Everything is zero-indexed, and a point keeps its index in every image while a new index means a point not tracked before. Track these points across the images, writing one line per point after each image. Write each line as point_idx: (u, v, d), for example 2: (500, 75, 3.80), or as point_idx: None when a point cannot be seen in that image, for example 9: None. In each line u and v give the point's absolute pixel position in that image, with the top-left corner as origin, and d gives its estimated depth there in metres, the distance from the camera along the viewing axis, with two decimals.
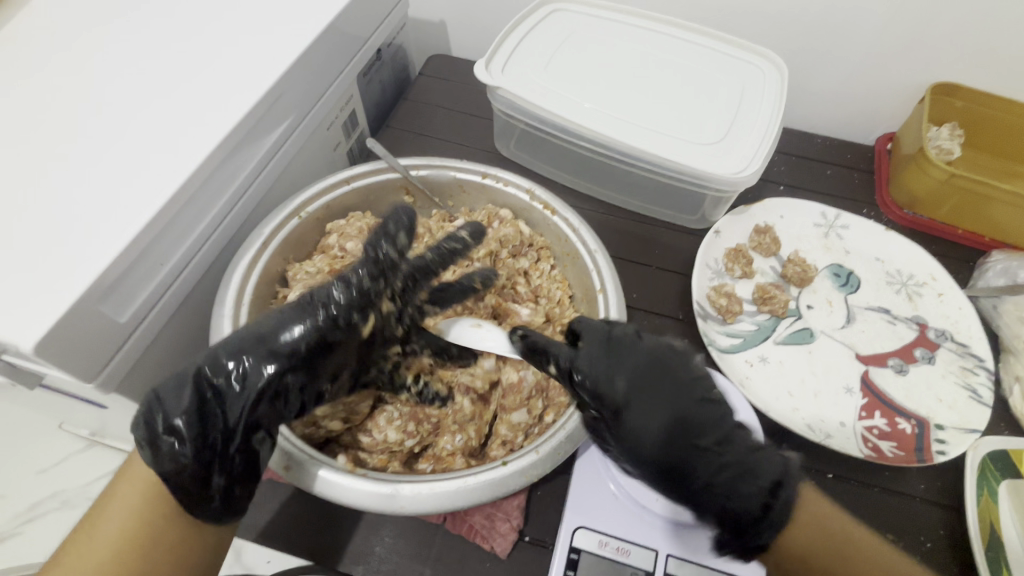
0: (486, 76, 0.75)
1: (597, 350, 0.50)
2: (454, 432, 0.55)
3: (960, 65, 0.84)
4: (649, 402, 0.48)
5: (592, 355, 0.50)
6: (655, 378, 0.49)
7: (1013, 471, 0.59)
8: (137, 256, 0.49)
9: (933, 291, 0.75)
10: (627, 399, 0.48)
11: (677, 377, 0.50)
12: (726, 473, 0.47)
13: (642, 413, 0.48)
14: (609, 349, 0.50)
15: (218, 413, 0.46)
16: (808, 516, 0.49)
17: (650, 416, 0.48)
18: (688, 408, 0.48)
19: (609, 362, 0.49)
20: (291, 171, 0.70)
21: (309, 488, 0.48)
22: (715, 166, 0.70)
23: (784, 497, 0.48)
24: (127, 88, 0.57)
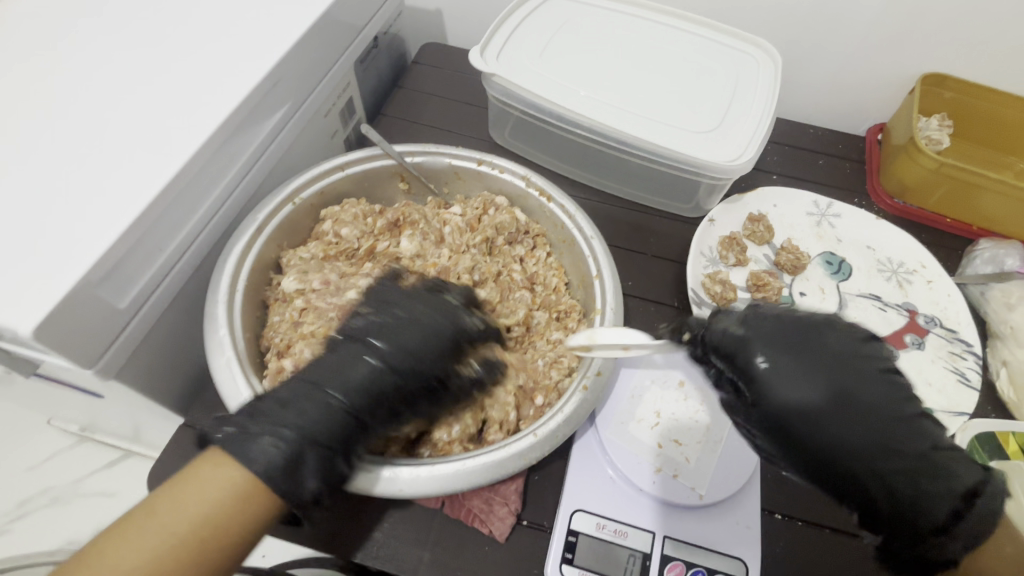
0: (480, 63, 0.75)
1: (793, 337, 0.48)
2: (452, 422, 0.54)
3: (950, 55, 0.85)
4: (859, 425, 0.45)
5: (784, 369, 0.47)
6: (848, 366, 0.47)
7: (1001, 454, 0.60)
8: (137, 241, 0.49)
9: (923, 278, 0.76)
10: (856, 441, 0.45)
11: (862, 372, 0.47)
12: (907, 479, 0.44)
13: (787, 384, 0.46)
14: (792, 353, 0.47)
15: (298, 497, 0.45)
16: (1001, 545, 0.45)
17: (797, 385, 0.46)
18: (879, 428, 0.45)
19: (798, 370, 0.46)
20: (284, 158, 0.69)
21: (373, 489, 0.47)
22: (709, 154, 0.71)
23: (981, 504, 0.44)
24: (116, 71, 0.56)
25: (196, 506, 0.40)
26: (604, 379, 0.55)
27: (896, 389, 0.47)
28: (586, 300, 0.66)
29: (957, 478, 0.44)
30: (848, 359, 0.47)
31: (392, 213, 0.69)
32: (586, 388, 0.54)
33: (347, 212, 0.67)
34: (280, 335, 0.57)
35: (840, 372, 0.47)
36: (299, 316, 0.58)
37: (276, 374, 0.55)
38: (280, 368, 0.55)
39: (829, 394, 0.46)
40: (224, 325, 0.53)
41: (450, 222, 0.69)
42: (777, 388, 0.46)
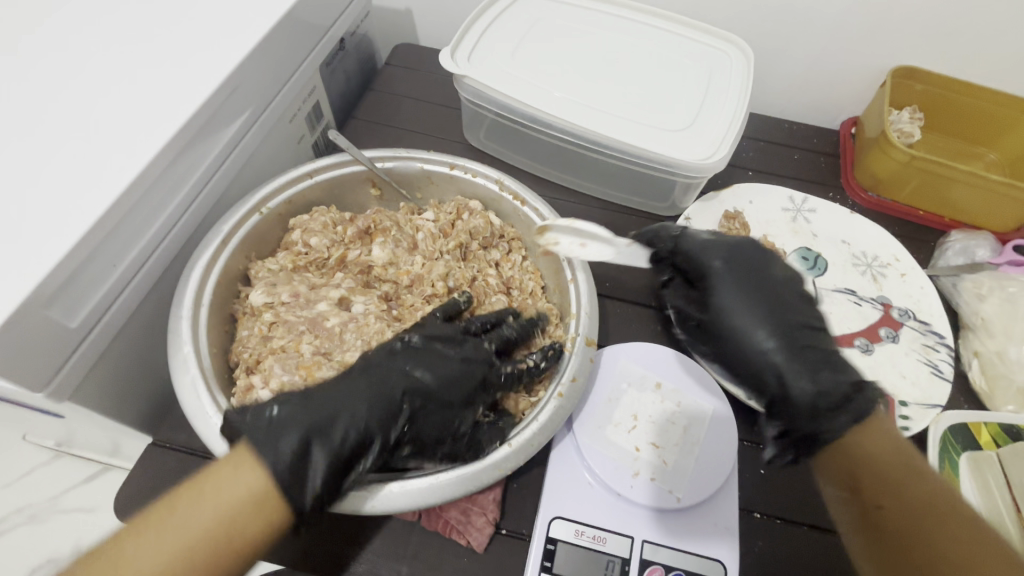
0: (451, 64, 0.73)
1: (755, 264, 0.54)
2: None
3: (919, 49, 0.86)
4: (761, 318, 0.51)
5: (724, 273, 0.53)
6: (796, 308, 0.52)
7: (973, 444, 0.60)
8: (88, 257, 0.47)
9: (897, 271, 0.77)
10: (762, 335, 0.50)
11: (788, 299, 0.52)
12: (824, 376, 0.48)
13: (726, 294, 0.52)
14: (734, 267, 0.54)
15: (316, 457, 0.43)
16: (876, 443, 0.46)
17: (731, 296, 0.52)
18: (785, 333, 0.50)
19: (745, 283, 0.53)
20: (251, 165, 0.68)
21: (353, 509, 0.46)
22: (682, 153, 0.70)
23: (867, 401, 0.47)
24: (66, 78, 0.54)
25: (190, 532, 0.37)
26: (580, 384, 0.55)
27: (811, 316, 0.52)
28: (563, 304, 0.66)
29: (850, 382, 0.48)
30: (788, 297, 0.53)
31: (362, 221, 0.67)
32: (561, 394, 0.53)
33: (316, 220, 0.65)
34: (249, 350, 0.56)
35: (785, 317, 0.51)
36: (269, 329, 0.57)
37: (246, 391, 0.53)
38: (249, 387, 0.53)
39: (793, 339, 0.50)
40: (188, 341, 0.52)
41: (422, 228, 0.68)
42: (719, 296, 0.53)
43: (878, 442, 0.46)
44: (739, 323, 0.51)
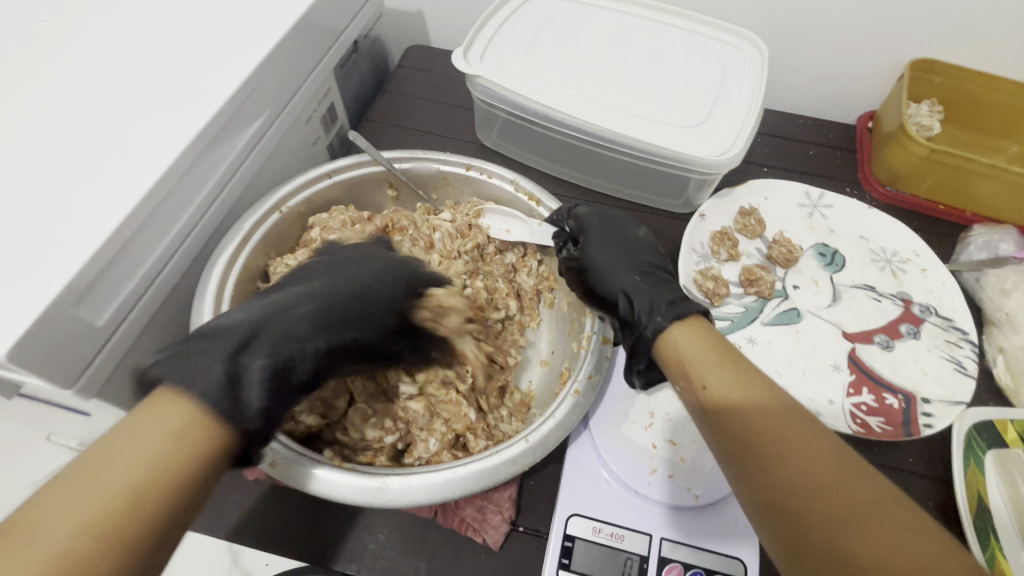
0: (465, 65, 0.74)
1: (611, 225, 0.63)
2: (426, 437, 0.55)
3: (939, 41, 0.84)
4: (609, 265, 0.60)
5: (594, 232, 0.62)
6: (633, 253, 0.61)
7: (999, 442, 0.59)
8: (116, 254, 0.48)
9: (917, 267, 0.75)
10: (613, 277, 0.59)
11: (636, 249, 0.62)
12: (656, 293, 0.56)
13: (600, 248, 0.61)
14: (606, 225, 0.63)
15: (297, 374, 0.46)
16: (736, 402, 0.45)
17: (605, 252, 0.61)
18: (624, 271, 0.59)
19: (608, 236, 0.62)
20: (269, 166, 0.69)
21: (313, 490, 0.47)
22: (697, 149, 0.70)
23: (692, 304, 0.54)
24: (93, 81, 0.55)
25: (139, 451, 0.36)
26: (596, 381, 0.55)
27: (648, 259, 0.61)
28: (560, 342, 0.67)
29: (690, 304, 0.54)
30: (637, 249, 0.62)
31: (380, 220, 0.67)
32: (578, 391, 0.53)
33: (335, 218, 0.66)
34: None
35: (635, 258, 0.60)
36: None
37: None
38: None
39: (638, 268, 0.59)
40: None
41: (439, 228, 0.68)
42: (593, 253, 0.61)
43: (792, 424, 0.42)
44: (600, 266, 0.60)
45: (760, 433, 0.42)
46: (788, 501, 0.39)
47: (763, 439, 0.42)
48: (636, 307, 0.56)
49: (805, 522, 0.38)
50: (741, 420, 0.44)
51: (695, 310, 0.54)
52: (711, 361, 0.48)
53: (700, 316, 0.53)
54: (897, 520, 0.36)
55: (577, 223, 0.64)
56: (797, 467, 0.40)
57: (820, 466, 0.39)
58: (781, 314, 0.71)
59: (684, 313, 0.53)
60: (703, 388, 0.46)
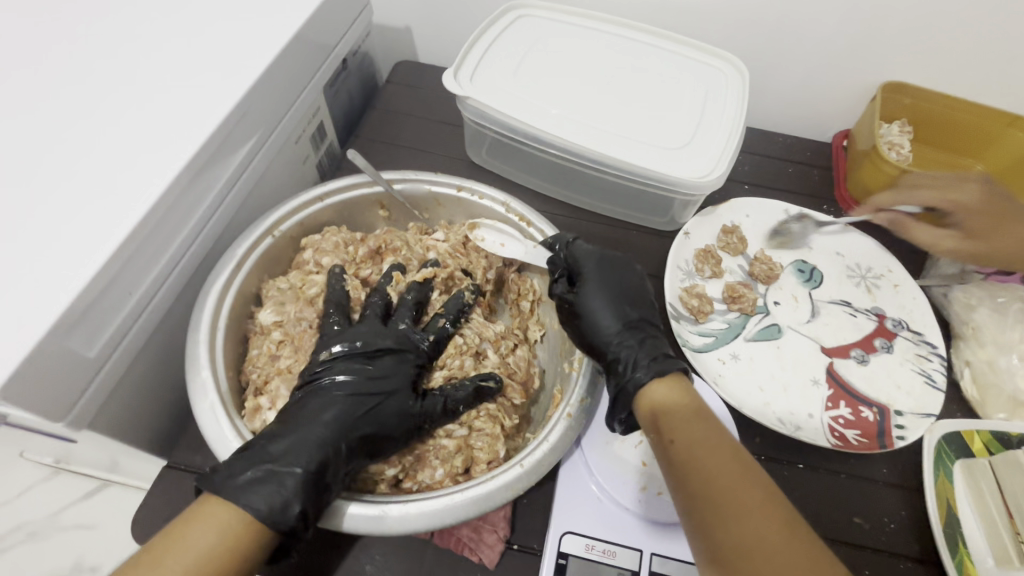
0: (455, 86, 0.75)
1: (608, 266, 0.62)
2: (436, 465, 0.52)
3: (908, 64, 0.88)
4: (602, 312, 0.59)
5: (591, 274, 0.61)
6: (628, 298, 0.60)
7: (967, 451, 0.63)
8: (108, 284, 0.48)
9: (890, 282, 0.79)
10: (602, 325, 0.59)
11: (634, 294, 0.61)
12: (641, 349, 0.56)
13: (593, 293, 0.60)
14: (604, 267, 0.62)
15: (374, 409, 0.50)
16: (697, 457, 0.46)
17: (597, 297, 0.60)
18: (614, 320, 0.58)
19: (604, 280, 0.61)
20: (259, 188, 0.69)
21: (336, 523, 0.47)
22: (682, 171, 0.72)
23: (674, 360, 0.55)
24: (81, 107, 0.55)
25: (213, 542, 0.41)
26: (587, 405, 0.55)
27: (642, 308, 0.61)
28: (551, 361, 0.67)
29: (672, 361, 0.55)
30: (632, 294, 0.61)
31: (373, 241, 0.66)
32: (570, 415, 0.54)
33: (328, 239, 0.65)
34: (257, 370, 0.57)
35: (625, 305, 0.60)
36: (275, 347, 0.58)
37: (254, 413, 0.54)
38: (256, 404, 0.55)
39: (629, 318, 0.59)
40: (205, 366, 0.53)
41: (433, 248, 0.67)
42: (584, 297, 0.60)
43: (750, 487, 0.44)
44: (588, 312, 0.60)
45: (716, 490, 0.44)
46: (737, 564, 0.40)
47: (717, 499, 0.44)
48: (623, 359, 0.56)
49: None
50: (698, 475, 0.45)
51: (677, 367, 0.54)
52: (685, 417, 0.50)
53: (683, 376, 0.54)
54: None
55: (574, 262, 0.63)
56: (745, 532, 0.41)
57: (766, 531, 0.41)
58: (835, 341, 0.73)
59: (670, 372, 0.54)
60: (672, 441, 0.48)
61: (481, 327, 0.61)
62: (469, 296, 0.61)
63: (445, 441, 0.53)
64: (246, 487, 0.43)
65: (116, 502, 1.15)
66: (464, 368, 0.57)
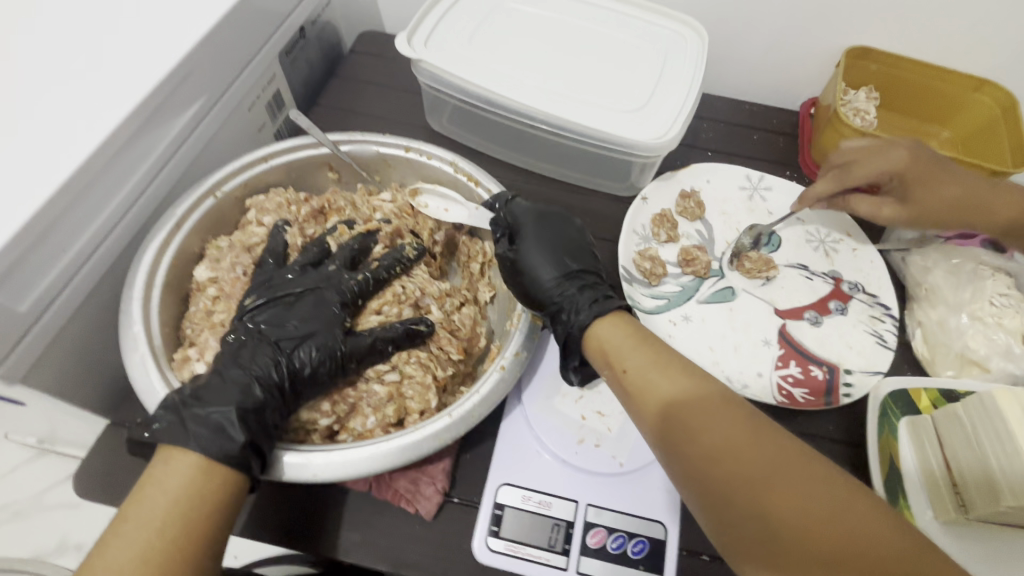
0: (408, 49, 0.74)
1: (545, 218, 0.63)
2: (367, 413, 0.52)
3: (874, 29, 0.87)
4: (543, 263, 0.59)
5: (529, 227, 0.61)
6: (568, 248, 0.61)
7: (912, 408, 0.63)
8: (37, 239, 0.48)
9: (849, 246, 0.79)
10: (544, 276, 0.59)
11: (572, 244, 0.62)
12: (582, 296, 0.56)
13: (534, 246, 0.60)
14: (543, 219, 0.62)
15: (304, 357, 0.50)
16: (653, 381, 0.47)
17: (537, 249, 0.60)
18: (556, 269, 0.59)
19: (542, 231, 0.61)
20: (208, 153, 0.68)
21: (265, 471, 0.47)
22: (635, 133, 0.72)
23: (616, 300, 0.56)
24: (13, 64, 0.54)
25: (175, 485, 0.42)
26: (523, 358, 0.56)
27: (582, 257, 0.61)
28: (499, 321, 0.66)
29: (612, 301, 0.55)
30: (570, 244, 0.62)
31: (316, 201, 0.67)
32: (503, 367, 0.54)
33: (271, 199, 0.65)
34: (196, 327, 0.57)
35: (566, 255, 0.60)
36: (212, 304, 0.59)
37: (183, 362, 0.54)
38: (193, 360, 0.55)
39: (568, 266, 0.59)
40: (139, 321, 0.53)
41: (380, 208, 0.67)
42: (524, 252, 0.60)
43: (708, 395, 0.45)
44: (531, 265, 0.60)
45: (681, 406, 0.45)
46: (719, 477, 0.41)
47: (681, 415, 0.44)
48: (567, 306, 0.56)
49: (731, 493, 0.40)
50: (657, 398, 0.46)
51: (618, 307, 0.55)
52: (632, 345, 0.50)
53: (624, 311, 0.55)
54: (811, 474, 0.40)
55: (513, 218, 0.63)
56: (713, 439, 0.42)
57: (733, 433, 0.42)
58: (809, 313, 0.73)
59: (611, 310, 0.55)
60: (624, 370, 0.48)
61: (424, 282, 0.61)
62: (410, 251, 0.61)
63: (376, 392, 0.53)
64: (175, 430, 0.44)
65: None
66: (402, 316, 0.58)
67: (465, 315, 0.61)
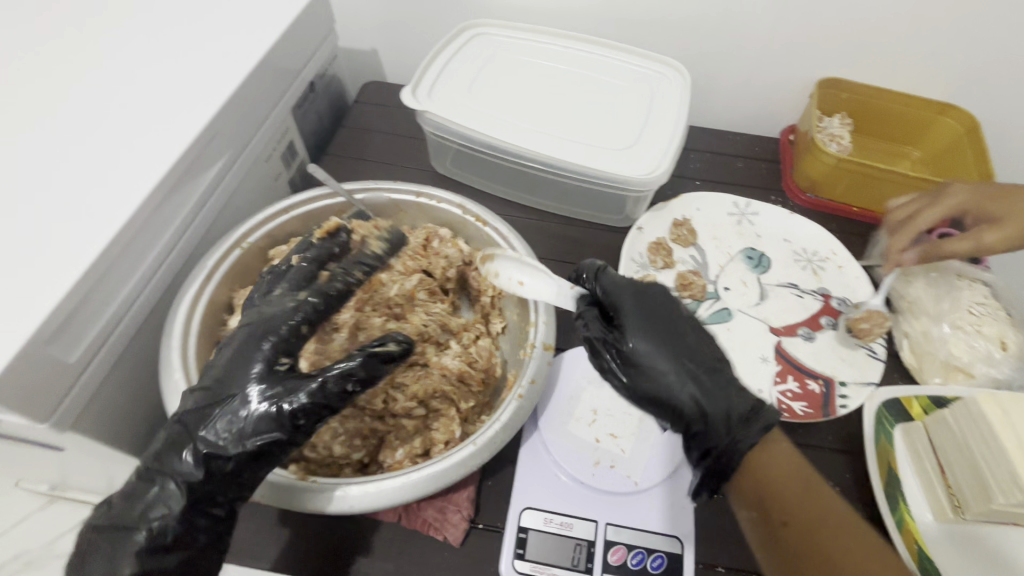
0: (414, 102, 0.80)
1: (646, 299, 0.57)
2: (396, 446, 0.57)
3: (841, 61, 0.95)
4: (669, 356, 0.53)
5: (637, 312, 0.55)
6: (681, 333, 0.55)
7: (905, 416, 0.67)
8: (85, 295, 0.52)
9: (834, 264, 0.84)
10: (676, 380, 0.52)
11: (681, 327, 0.56)
12: (722, 403, 0.52)
13: (654, 338, 0.54)
14: (644, 301, 0.56)
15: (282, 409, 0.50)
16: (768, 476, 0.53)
17: (657, 342, 0.54)
18: (687, 365, 0.53)
19: (652, 316, 0.55)
20: (231, 204, 0.73)
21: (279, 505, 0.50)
22: (628, 168, 0.77)
23: (762, 410, 0.52)
24: (58, 134, 0.59)
25: None
26: (538, 385, 0.59)
27: (700, 340, 0.56)
28: (511, 351, 0.69)
29: (745, 396, 0.53)
30: (678, 324, 0.56)
31: None
32: (520, 395, 0.58)
33: None
34: None
35: (682, 341, 0.54)
36: None
37: None
38: None
39: (695, 362, 0.53)
40: (178, 369, 0.56)
41: (395, 251, 0.72)
42: (644, 347, 0.53)
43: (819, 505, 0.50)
44: (653, 361, 0.53)
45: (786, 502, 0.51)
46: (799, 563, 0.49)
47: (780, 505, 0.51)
48: (707, 410, 0.51)
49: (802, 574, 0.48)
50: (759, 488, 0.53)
51: (756, 405, 0.53)
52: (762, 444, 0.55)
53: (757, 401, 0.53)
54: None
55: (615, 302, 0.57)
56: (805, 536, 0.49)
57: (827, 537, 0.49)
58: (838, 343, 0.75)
59: (774, 420, 0.52)
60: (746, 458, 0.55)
61: (443, 320, 0.66)
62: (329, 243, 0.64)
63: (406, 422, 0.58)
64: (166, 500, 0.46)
65: None
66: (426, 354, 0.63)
67: (478, 349, 0.66)
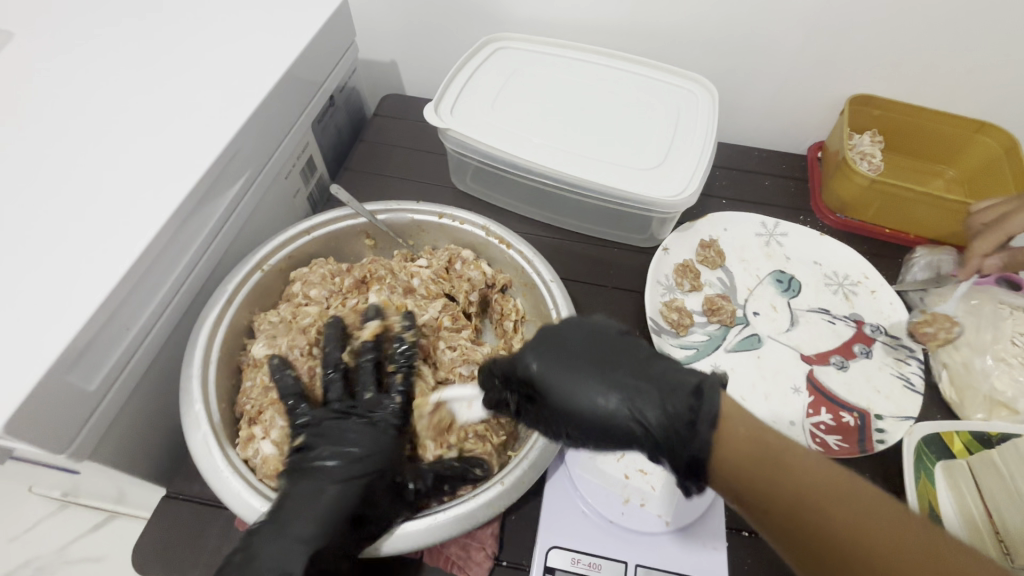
0: (437, 119, 0.79)
1: (542, 348, 0.50)
2: None
3: (874, 78, 0.92)
4: (584, 401, 0.46)
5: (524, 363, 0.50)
6: (591, 365, 0.47)
7: (947, 452, 0.64)
8: (104, 323, 0.51)
9: (867, 289, 0.81)
10: (606, 420, 0.45)
11: (593, 362, 0.47)
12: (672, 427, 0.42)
13: (558, 386, 0.47)
14: (542, 353, 0.49)
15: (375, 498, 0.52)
16: None
17: (566, 389, 0.47)
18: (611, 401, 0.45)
19: (550, 365, 0.48)
20: (252, 224, 0.72)
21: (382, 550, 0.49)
22: (655, 190, 0.75)
23: (706, 412, 0.41)
24: (79, 154, 0.58)
25: None
26: None
27: (613, 367, 0.47)
28: None
29: (698, 399, 0.42)
30: (578, 362, 0.48)
31: (358, 271, 0.70)
32: None
33: (315, 272, 0.69)
34: (252, 401, 0.59)
35: (596, 373, 0.46)
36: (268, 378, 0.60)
37: (247, 442, 0.56)
38: (252, 434, 0.57)
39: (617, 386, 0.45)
40: (198, 399, 0.55)
41: (417, 274, 0.71)
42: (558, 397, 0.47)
43: None
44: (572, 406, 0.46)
45: None
46: None
47: None
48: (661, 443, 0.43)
49: None
50: None
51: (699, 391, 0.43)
52: None
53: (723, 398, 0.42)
54: None
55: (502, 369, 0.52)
56: None
57: None
58: (871, 372, 0.73)
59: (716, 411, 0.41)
60: None
61: (467, 348, 0.64)
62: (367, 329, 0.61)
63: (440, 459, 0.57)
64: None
65: (116, 533, 1.16)
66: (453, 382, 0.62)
67: None
